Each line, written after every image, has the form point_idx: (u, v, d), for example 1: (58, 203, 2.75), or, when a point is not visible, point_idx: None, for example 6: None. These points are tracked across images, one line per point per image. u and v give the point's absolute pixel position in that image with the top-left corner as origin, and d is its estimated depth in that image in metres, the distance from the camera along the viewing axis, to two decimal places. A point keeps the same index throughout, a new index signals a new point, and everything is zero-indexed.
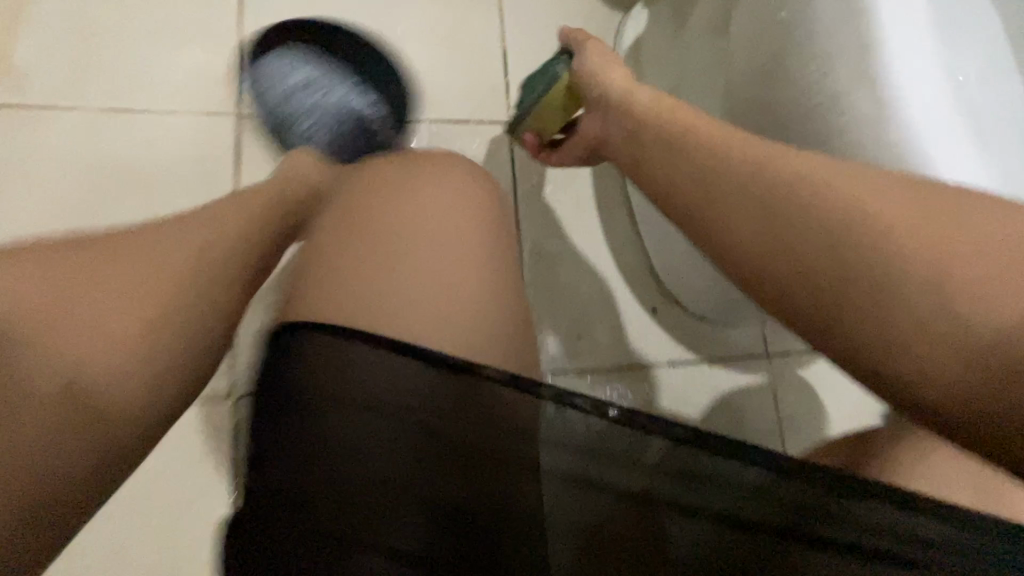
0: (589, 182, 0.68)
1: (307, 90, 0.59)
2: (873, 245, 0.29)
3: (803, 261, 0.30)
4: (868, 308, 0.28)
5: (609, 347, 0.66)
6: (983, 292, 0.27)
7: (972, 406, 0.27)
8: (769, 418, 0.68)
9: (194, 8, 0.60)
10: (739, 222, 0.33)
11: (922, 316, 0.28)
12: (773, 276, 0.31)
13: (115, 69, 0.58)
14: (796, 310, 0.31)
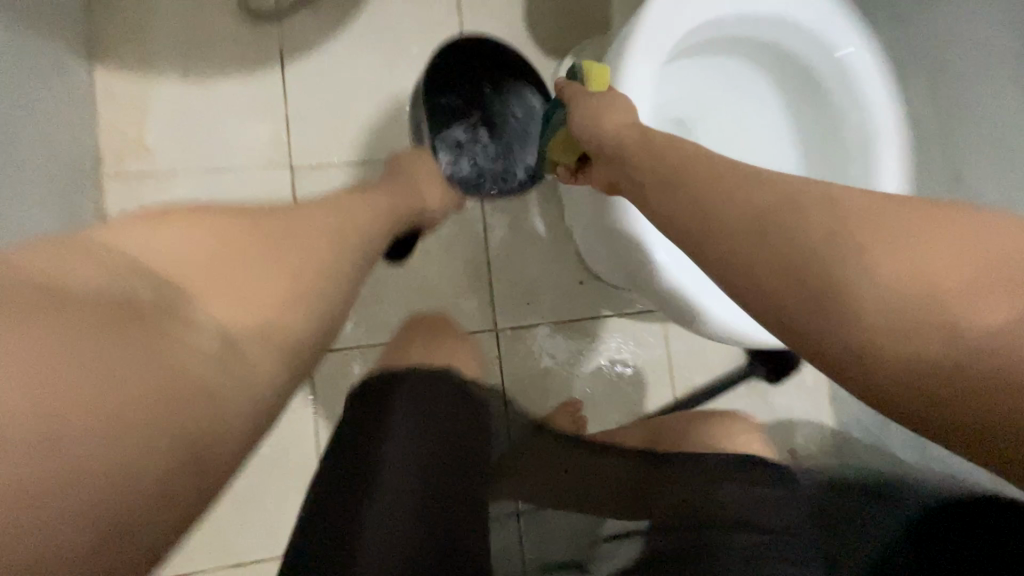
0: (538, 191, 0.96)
1: (349, 144, 0.90)
2: (855, 249, 0.36)
3: (792, 267, 0.38)
4: (840, 300, 0.36)
5: (550, 307, 0.96)
6: (917, 286, 0.34)
7: (903, 363, 0.33)
8: (659, 353, 0.99)
9: (257, 92, 0.88)
10: (726, 224, 0.43)
11: (880, 308, 0.34)
12: (758, 276, 0.40)
13: (212, 142, 0.87)
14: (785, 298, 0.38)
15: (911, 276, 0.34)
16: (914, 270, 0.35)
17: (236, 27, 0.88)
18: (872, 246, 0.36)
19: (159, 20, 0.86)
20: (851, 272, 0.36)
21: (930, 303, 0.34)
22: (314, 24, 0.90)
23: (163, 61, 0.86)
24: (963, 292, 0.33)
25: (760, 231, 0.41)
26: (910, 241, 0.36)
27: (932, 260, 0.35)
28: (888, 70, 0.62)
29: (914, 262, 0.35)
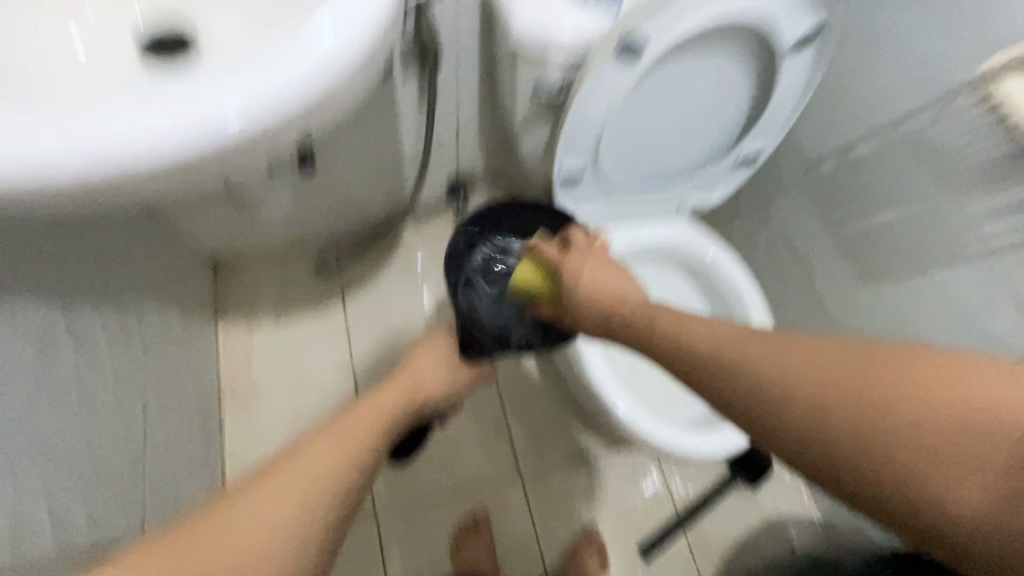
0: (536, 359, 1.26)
1: (393, 350, 1.23)
2: (880, 419, 0.37)
3: (824, 425, 0.38)
4: (853, 460, 0.37)
5: (557, 457, 1.19)
6: (928, 454, 0.36)
7: (900, 513, 0.37)
8: (654, 491, 1.18)
9: (325, 323, 1.24)
10: (745, 371, 0.42)
11: (892, 469, 0.36)
12: (785, 422, 0.40)
13: (294, 365, 1.21)
14: (801, 445, 0.39)
15: (940, 443, 0.36)
16: (937, 433, 0.36)
17: (310, 281, 1.27)
18: (899, 418, 0.37)
19: (260, 285, 1.26)
20: (870, 439, 0.37)
21: (942, 478, 0.35)
22: (362, 269, 1.28)
23: (262, 313, 1.24)
24: (957, 478, 0.35)
25: (782, 379, 0.40)
26: (928, 409, 0.36)
27: (941, 440, 0.36)
28: (741, 261, 0.91)
29: (920, 424, 0.36)
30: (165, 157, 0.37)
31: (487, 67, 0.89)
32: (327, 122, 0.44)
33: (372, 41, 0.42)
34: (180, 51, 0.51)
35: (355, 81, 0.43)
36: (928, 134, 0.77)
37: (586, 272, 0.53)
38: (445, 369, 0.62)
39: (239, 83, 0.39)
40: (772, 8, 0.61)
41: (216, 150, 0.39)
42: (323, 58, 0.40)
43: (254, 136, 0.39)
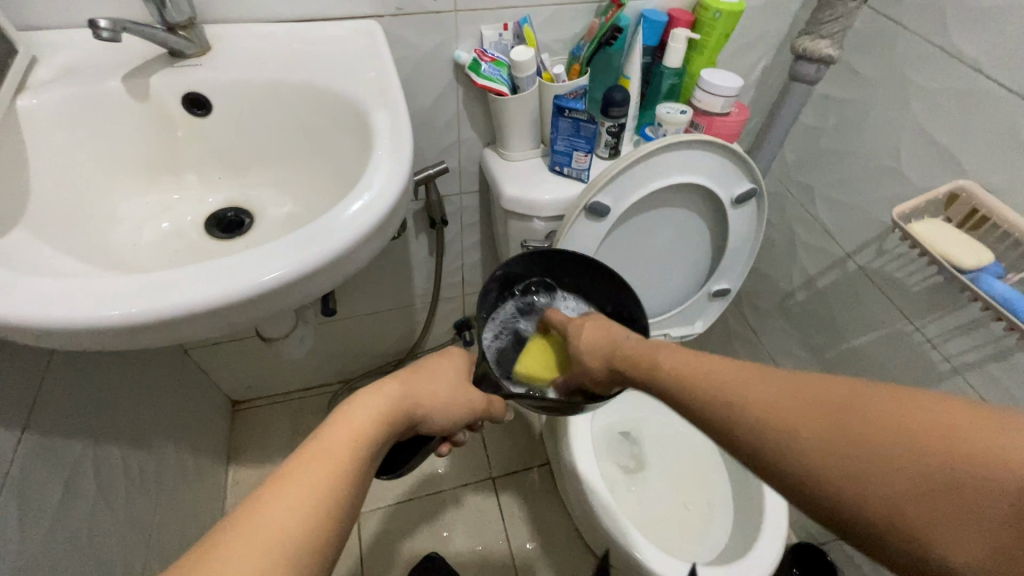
0: (542, 495, 1.23)
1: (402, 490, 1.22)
2: (842, 436, 0.33)
3: (787, 438, 0.36)
4: (820, 477, 0.34)
5: None
6: (901, 477, 0.31)
7: (882, 541, 0.32)
8: None
9: None
10: (712, 392, 0.41)
11: (861, 489, 0.32)
12: (752, 437, 0.37)
13: None
14: (768, 458, 0.36)
15: (936, 487, 0.30)
16: (932, 477, 0.30)
17: (321, 418, 1.32)
18: (864, 436, 0.33)
19: (273, 423, 1.31)
20: (834, 456, 0.33)
21: (922, 508, 0.30)
22: None
23: (272, 450, 1.27)
24: (939, 511, 0.30)
25: (749, 399, 0.38)
26: (898, 429, 0.32)
27: (915, 463, 0.31)
28: None
29: (909, 465, 0.31)
30: (218, 305, 0.46)
31: (487, 225, 1.06)
32: (348, 272, 0.53)
33: (391, 210, 0.53)
34: (236, 228, 0.65)
35: (373, 241, 0.53)
36: (872, 267, 0.87)
37: (589, 325, 0.55)
38: (450, 386, 0.57)
39: (287, 243, 0.49)
40: (709, 177, 0.76)
41: (259, 297, 0.47)
42: (354, 227, 0.50)
43: (292, 284, 0.48)
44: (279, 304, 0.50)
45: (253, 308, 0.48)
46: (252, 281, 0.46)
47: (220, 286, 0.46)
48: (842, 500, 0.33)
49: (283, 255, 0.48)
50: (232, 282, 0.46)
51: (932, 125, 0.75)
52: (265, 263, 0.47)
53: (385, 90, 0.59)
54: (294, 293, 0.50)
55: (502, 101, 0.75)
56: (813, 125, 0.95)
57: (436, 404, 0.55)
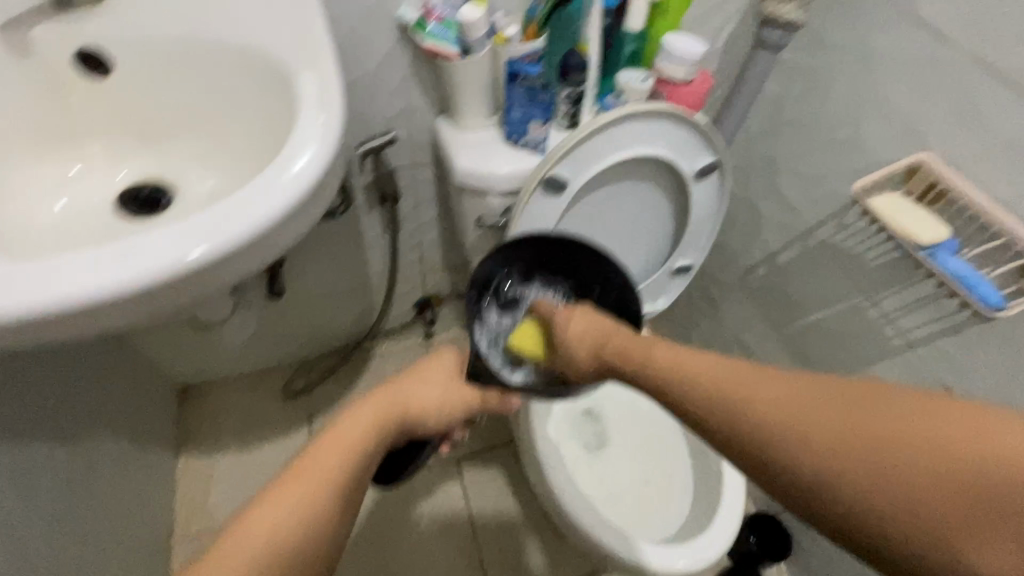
0: (507, 474, 1.22)
1: None
2: (866, 456, 0.34)
3: (810, 456, 0.35)
4: (835, 479, 0.34)
5: None
6: (918, 498, 0.32)
7: (891, 559, 0.33)
8: None
9: (290, 447, 1.22)
10: (729, 401, 0.39)
11: (881, 508, 0.33)
12: (769, 449, 0.37)
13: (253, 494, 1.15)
14: (782, 471, 0.37)
15: (947, 487, 0.32)
16: (945, 478, 0.32)
17: (276, 402, 1.27)
18: (889, 456, 0.34)
19: (225, 409, 1.25)
20: (855, 476, 0.34)
21: (934, 511, 0.32)
22: (331, 388, 1.29)
23: (225, 438, 1.21)
24: (952, 510, 0.32)
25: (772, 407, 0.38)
26: (917, 442, 0.34)
27: (937, 488, 0.32)
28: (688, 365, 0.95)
29: (924, 467, 0.33)
30: (132, 291, 0.42)
31: (443, 200, 1.00)
32: (280, 249, 0.48)
33: (320, 178, 0.47)
34: (151, 206, 0.58)
35: (305, 214, 0.48)
36: (832, 242, 0.86)
37: (575, 314, 0.49)
38: (442, 384, 0.58)
39: (201, 221, 0.44)
40: (670, 150, 0.72)
41: (181, 280, 0.43)
42: (281, 198, 0.45)
43: (214, 264, 0.44)
44: (204, 288, 0.46)
45: (175, 294, 0.44)
46: (169, 265, 0.42)
47: (132, 271, 0.41)
48: (855, 496, 0.34)
49: (201, 233, 0.43)
50: (147, 267, 0.42)
51: (895, 96, 0.73)
52: (182, 242, 0.43)
53: (312, 47, 0.52)
54: (217, 275, 0.45)
55: (451, 65, 0.69)
56: (778, 94, 0.92)
57: (425, 409, 0.56)
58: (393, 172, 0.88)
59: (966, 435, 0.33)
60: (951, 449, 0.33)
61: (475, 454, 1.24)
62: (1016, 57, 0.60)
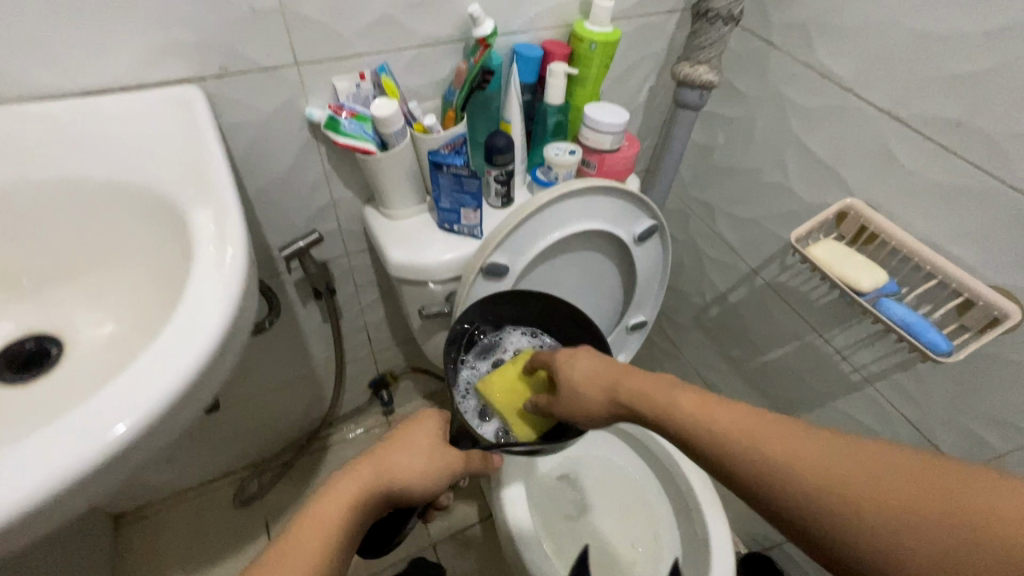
0: (490, 553, 1.14)
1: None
2: (890, 506, 0.34)
3: (839, 502, 0.35)
4: (829, 505, 0.35)
5: None
6: (948, 551, 0.32)
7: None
8: None
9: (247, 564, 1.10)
10: (749, 449, 0.39)
11: (907, 556, 0.33)
12: (794, 498, 0.37)
13: None
14: (810, 521, 0.36)
15: (945, 528, 0.32)
16: (946, 519, 0.32)
17: (227, 514, 1.15)
18: (912, 506, 0.33)
19: (169, 532, 1.12)
20: (882, 525, 0.34)
21: (926, 547, 0.32)
22: (287, 488, 1.19)
23: (171, 566, 1.08)
24: (946, 549, 0.32)
25: (794, 456, 0.38)
26: (920, 484, 0.34)
27: (934, 528, 0.32)
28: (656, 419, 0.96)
29: (924, 509, 0.33)
30: (26, 510, 0.32)
31: (385, 282, 0.95)
32: (199, 408, 0.42)
33: (235, 316, 0.42)
34: (37, 363, 0.51)
35: (225, 357, 0.42)
36: (777, 282, 0.87)
37: (580, 354, 0.52)
38: (427, 448, 0.53)
39: (139, 371, 0.38)
40: (608, 220, 0.71)
41: (92, 475, 0.35)
42: (199, 344, 0.39)
43: (132, 444, 0.36)
44: (116, 478, 0.37)
45: (80, 496, 0.35)
46: (76, 456, 0.34)
47: (28, 481, 0.33)
48: (844, 524, 0.35)
49: (117, 404, 0.36)
50: (50, 466, 0.33)
51: (813, 142, 0.74)
52: (96, 421, 0.35)
53: (207, 178, 0.48)
54: (132, 457, 0.37)
55: (370, 159, 0.66)
56: (705, 143, 0.93)
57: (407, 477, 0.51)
58: (325, 266, 0.82)
59: (976, 485, 0.33)
60: (955, 496, 0.33)
61: (453, 536, 1.15)
62: (915, 105, 0.61)
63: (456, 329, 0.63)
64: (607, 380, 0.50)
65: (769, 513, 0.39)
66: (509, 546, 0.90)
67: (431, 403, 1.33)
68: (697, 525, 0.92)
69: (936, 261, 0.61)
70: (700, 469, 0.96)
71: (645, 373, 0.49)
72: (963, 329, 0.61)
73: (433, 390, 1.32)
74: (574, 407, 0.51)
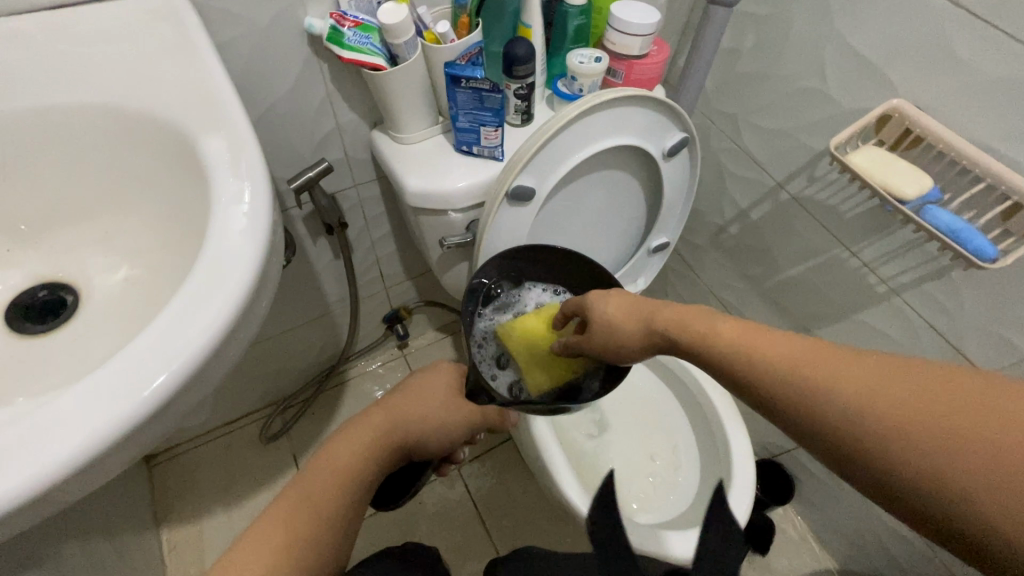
0: (514, 472, 1.18)
1: None
2: (938, 433, 0.30)
3: (880, 432, 0.31)
4: (815, 404, 0.34)
5: None
6: (984, 477, 0.28)
7: (868, 482, 0.32)
8: None
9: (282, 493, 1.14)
10: (786, 377, 0.36)
11: (926, 472, 0.29)
12: (831, 426, 0.33)
13: None
14: (846, 447, 0.33)
15: (934, 426, 0.30)
16: (940, 421, 0.30)
17: (256, 450, 1.18)
18: (965, 436, 0.29)
19: (202, 469, 1.15)
20: (900, 442, 0.31)
21: (912, 445, 0.30)
22: (311, 423, 1.22)
23: (209, 499, 1.12)
24: (935, 448, 0.29)
25: (814, 373, 0.35)
26: (919, 390, 0.31)
27: (926, 428, 0.30)
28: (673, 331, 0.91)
29: (918, 410, 0.31)
30: (74, 468, 0.31)
31: (395, 214, 0.91)
32: (239, 352, 0.40)
33: (264, 260, 0.39)
34: (58, 312, 0.48)
35: (259, 300, 0.40)
36: (804, 195, 0.84)
37: (612, 292, 0.48)
38: (439, 401, 0.51)
39: (172, 316, 0.35)
40: (638, 135, 0.67)
41: (141, 426, 0.33)
42: (229, 292, 0.36)
43: (174, 398, 0.35)
44: (163, 429, 0.36)
45: (133, 446, 0.34)
46: (115, 414, 0.32)
47: (70, 442, 0.31)
48: (831, 425, 0.33)
49: (154, 353, 0.34)
50: (92, 425, 0.32)
51: (856, 38, 0.69)
52: (136, 371, 0.34)
53: (211, 103, 0.43)
54: (176, 409, 0.36)
55: (379, 76, 0.60)
56: (732, 47, 0.87)
57: (421, 429, 0.49)
58: (335, 199, 0.78)
59: (984, 393, 0.30)
60: (956, 401, 0.30)
61: (477, 459, 1.19)
62: None
63: (476, 277, 0.57)
64: (641, 313, 0.46)
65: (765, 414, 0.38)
66: (537, 466, 0.93)
67: (445, 335, 1.33)
68: (718, 437, 0.95)
69: (989, 164, 0.58)
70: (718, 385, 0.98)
71: (683, 307, 0.45)
72: (1009, 233, 0.59)
73: (446, 323, 1.32)
74: (605, 348, 0.47)
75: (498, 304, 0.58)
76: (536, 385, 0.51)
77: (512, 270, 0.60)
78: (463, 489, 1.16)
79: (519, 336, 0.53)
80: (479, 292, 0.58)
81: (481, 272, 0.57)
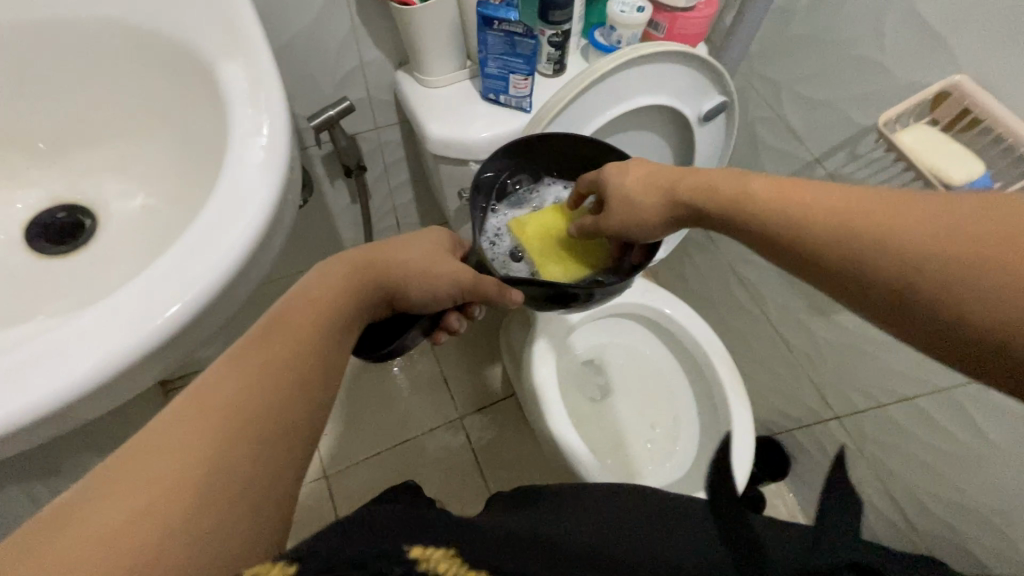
0: (515, 427, 1.21)
1: (368, 444, 1.16)
2: (928, 250, 0.29)
3: (872, 243, 0.32)
4: (815, 231, 0.35)
5: None
6: (975, 276, 0.28)
7: (860, 299, 0.33)
8: None
9: None
10: (791, 219, 0.36)
11: (919, 273, 0.30)
12: (827, 250, 0.34)
13: None
14: (838, 271, 0.34)
15: (928, 236, 0.30)
16: (935, 230, 0.30)
17: None
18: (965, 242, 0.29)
19: None
20: (893, 252, 0.31)
21: (904, 255, 0.30)
22: None
23: None
24: (926, 257, 0.30)
25: (815, 205, 0.35)
26: (920, 207, 0.31)
27: (922, 239, 0.30)
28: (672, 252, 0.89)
29: (918, 226, 0.30)
30: (90, 389, 0.32)
31: (415, 162, 0.89)
32: (254, 286, 0.39)
33: (282, 197, 0.38)
34: (74, 234, 0.49)
35: (274, 234, 0.39)
36: (840, 172, 0.80)
37: (630, 164, 0.47)
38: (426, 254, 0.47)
39: (187, 244, 0.35)
40: (673, 95, 0.63)
41: (156, 352, 0.34)
42: (246, 225, 0.36)
43: (186, 328, 0.35)
44: (175, 358, 0.36)
45: (145, 372, 0.35)
46: (127, 339, 0.33)
47: (86, 363, 0.32)
48: (827, 246, 0.34)
49: (167, 280, 0.34)
50: (106, 347, 0.32)
51: (924, 4, 0.63)
52: (150, 297, 0.34)
53: (232, 27, 0.41)
54: (189, 339, 0.36)
55: (407, 12, 0.57)
56: (785, 6, 0.80)
57: (411, 278, 0.45)
58: (354, 139, 0.76)
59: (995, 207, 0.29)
60: (959, 214, 0.29)
61: (480, 411, 1.22)
62: None
63: (484, 172, 0.53)
64: (654, 174, 0.46)
65: (770, 255, 0.39)
66: (537, 421, 0.94)
67: None
68: (719, 411, 0.95)
69: None
70: (727, 358, 0.97)
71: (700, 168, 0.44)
72: None
73: None
74: (624, 218, 0.46)
75: (511, 200, 0.56)
76: (549, 274, 0.50)
77: (530, 164, 0.56)
78: (464, 437, 1.19)
79: (534, 231, 0.52)
80: (492, 186, 0.55)
81: (488, 166, 0.53)
